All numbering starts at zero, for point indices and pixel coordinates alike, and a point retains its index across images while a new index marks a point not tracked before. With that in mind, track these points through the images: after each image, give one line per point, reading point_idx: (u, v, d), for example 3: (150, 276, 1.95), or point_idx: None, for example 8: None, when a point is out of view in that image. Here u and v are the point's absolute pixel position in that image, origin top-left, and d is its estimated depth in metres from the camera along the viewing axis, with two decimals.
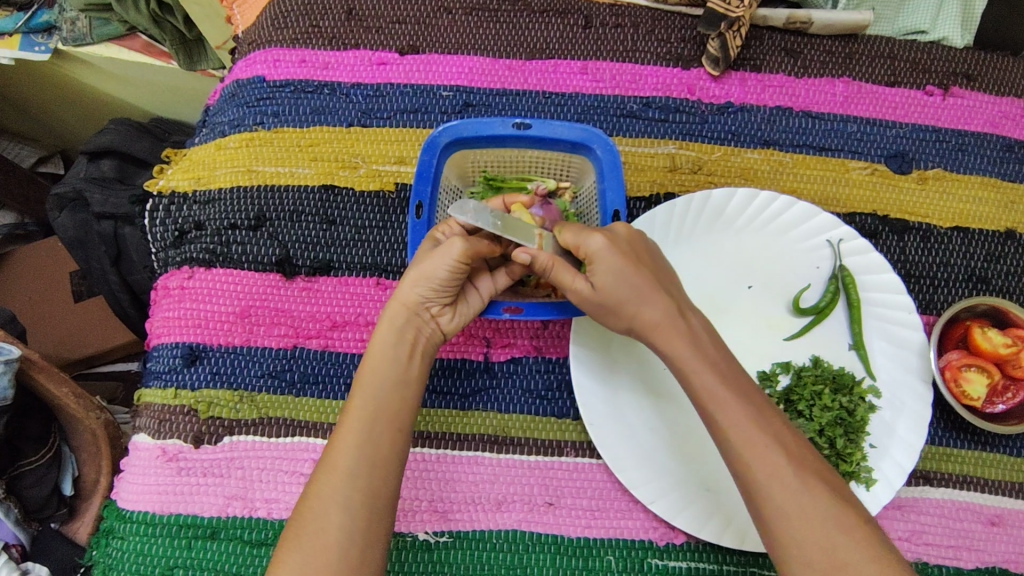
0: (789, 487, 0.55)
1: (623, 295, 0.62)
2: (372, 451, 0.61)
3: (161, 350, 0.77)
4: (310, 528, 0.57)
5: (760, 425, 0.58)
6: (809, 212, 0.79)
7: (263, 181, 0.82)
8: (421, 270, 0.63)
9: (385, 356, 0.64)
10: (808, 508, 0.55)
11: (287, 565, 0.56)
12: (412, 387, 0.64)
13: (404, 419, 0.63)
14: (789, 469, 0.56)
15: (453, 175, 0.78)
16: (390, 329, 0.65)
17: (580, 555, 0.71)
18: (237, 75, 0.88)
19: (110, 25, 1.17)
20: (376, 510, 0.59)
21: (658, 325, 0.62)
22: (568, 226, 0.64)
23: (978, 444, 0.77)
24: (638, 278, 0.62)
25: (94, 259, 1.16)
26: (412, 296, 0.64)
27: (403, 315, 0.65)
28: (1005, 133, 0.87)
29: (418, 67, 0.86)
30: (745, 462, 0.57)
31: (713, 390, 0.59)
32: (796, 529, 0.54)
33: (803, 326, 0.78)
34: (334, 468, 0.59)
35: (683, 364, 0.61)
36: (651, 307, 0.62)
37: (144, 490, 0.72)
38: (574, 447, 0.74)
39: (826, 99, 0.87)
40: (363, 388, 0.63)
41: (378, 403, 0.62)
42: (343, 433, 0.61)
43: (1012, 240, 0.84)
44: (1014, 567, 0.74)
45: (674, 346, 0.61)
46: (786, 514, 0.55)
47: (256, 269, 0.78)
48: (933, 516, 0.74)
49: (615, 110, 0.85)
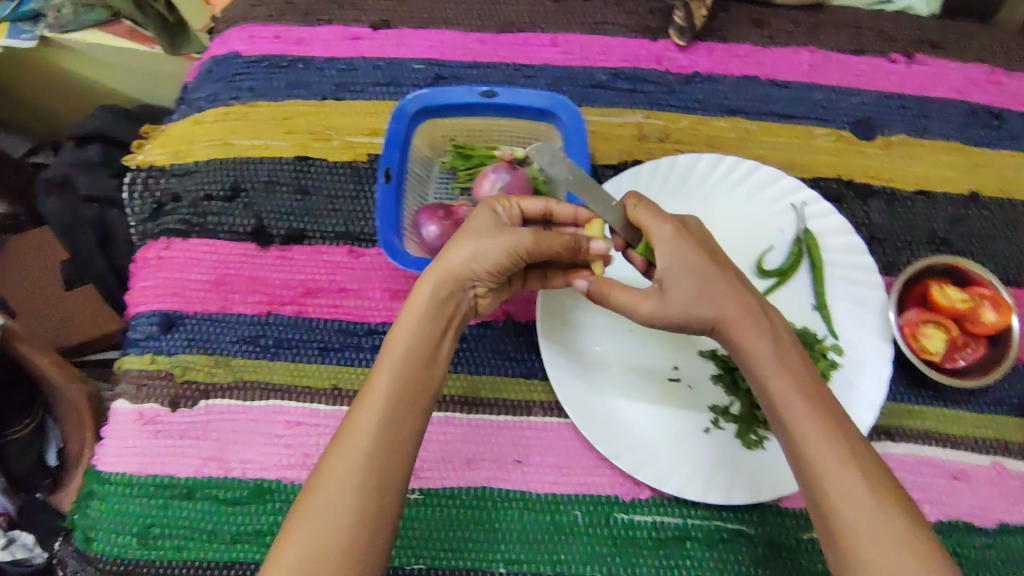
0: (856, 496, 0.54)
1: (699, 288, 0.62)
2: (394, 429, 0.58)
3: (137, 318, 0.78)
4: (323, 505, 0.55)
5: (830, 431, 0.57)
6: (773, 176, 0.81)
7: (238, 154, 0.83)
8: (481, 246, 0.61)
9: (417, 327, 0.61)
10: (875, 525, 0.53)
11: (297, 541, 0.54)
12: (438, 366, 0.62)
13: (428, 399, 0.60)
14: (861, 481, 0.55)
15: (425, 145, 0.81)
16: (431, 303, 0.61)
17: (547, 510, 0.72)
18: (214, 51, 0.89)
19: (94, 12, 1.21)
20: (389, 491, 0.56)
21: (736, 324, 0.62)
22: (642, 202, 0.65)
23: (937, 401, 0.79)
24: (709, 276, 0.63)
25: (81, 243, 1.17)
26: (466, 267, 0.62)
27: (449, 286, 0.62)
28: (970, 98, 0.89)
29: (390, 41, 0.87)
30: (815, 470, 0.56)
31: (788, 403, 0.59)
32: (862, 543, 0.53)
33: (766, 287, 0.79)
34: (354, 443, 0.56)
35: (759, 362, 0.61)
36: (723, 302, 0.62)
37: (123, 452, 0.74)
38: (542, 407, 0.76)
39: (791, 67, 0.88)
40: (392, 360, 0.60)
41: (405, 379, 0.59)
42: (365, 409, 0.58)
43: (976, 202, 0.85)
44: (977, 521, 0.75)
45: (751, 342, 0.61)
46: (858, 531, 0.53)
47: (231, 238, 0.80)
48: (896, 471, 0.76)
49: (584, 82, 0.86)
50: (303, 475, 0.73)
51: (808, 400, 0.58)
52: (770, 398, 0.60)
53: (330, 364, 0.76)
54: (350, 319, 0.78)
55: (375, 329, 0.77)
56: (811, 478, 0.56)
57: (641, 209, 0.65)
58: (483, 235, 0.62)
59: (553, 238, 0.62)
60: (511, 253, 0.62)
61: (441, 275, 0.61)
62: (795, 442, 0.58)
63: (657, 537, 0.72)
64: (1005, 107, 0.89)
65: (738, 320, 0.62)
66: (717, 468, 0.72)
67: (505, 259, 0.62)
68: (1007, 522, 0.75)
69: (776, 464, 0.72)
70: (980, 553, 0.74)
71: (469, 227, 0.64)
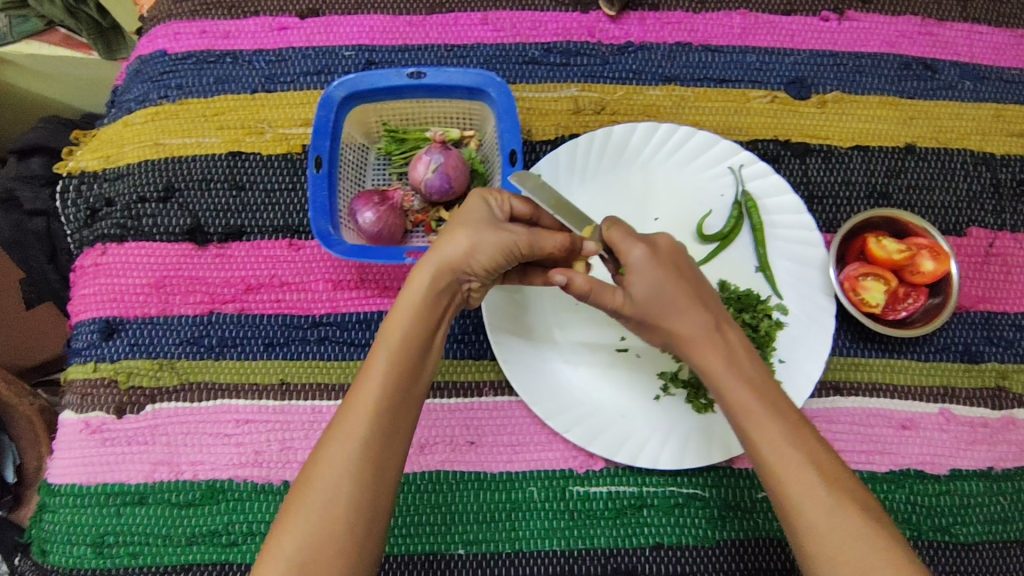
0: (823, 505, 0.53)
1: (661, 309, 0.59)
2: (388, 421, 0.57)
3: (78, 327, 0.77)
4: (318, 497, 0.54)
5: (795, 444, 0.55)
6: (710, 140, 0.81)
7: (170, 153, 0.82)
8: (478, 240, 0.59)
9: (412, 317, 0.58)
10: (837, 531, 0.53)
11: (293, 532, 0.54)
12: (431, 354, 0.61)
13: (421, 388, 0.60)
14: (824, 489, 0.54)
15: (358, 132, 0.80)
16: (429, 294, 0.59)
17: (503, 489, 0.73)
18: (140, 51, 0.87)
19: (30, 22, 1.13)
20: (384, 482, 0.56)
21: (695, 341, 0.59)
22: (616, 224, 0.60)
23: (885, 351, 0.79)
24: (676, 298, 0.59)
25: (31, 259, 1.03)
26: (463, 260, 0.59)
27: (446, 276, 0.59)
28: (902, 51, 0.89)
29: (318, 29, 0.86)
30: (779, 483, 0.55)
31: (749, 418, 0.57)
32: (826, 550, 0.53)
33: (708, 252, 0.80)
34: (349, 435, 0.56)
35: (716, 378, 0.58)
36: (686, 320, 0.59)
37: (71, 463, 0.73)
38: (493, 386, 0.76)
39: (724, 32, 0.88)
40: (388, 350, 0.58)
41: (400, 370, 0.58)
42: (360, 400, 0.57)
43: (912, 154, 0.86)
44: (927, 468, 0.76)
45: (709, 359, 0.59)
46: (823, 540, 0.53)
47: (168, 239, 0.79)
48: (845, 424, 0.77)
49: (517, 58, 0.86)
50: (254, 473, 0.72)
51: (767, 413, 0.56)
52: (733, 413, 0.58)
53: (276, 359, 0.75)
54: (294, 313, 0.77)
55: (320, 321, 0.77)
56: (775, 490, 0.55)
57: (613, 233, 0.60)
58: (477, 228, 0.59)
59: (547, 239, 0.60)
60: (508, 251, 0.60)
61: (439, 266, 0.59)
62: (759, 457, 0.56)
63: (613, 507, 0.73)
64: (937, 57, 0.89)
65: (698, 338, 0.59)
66: (668, 435, 0.73)
67: (501, 257, 0.60)
68: (957, 467, 0.77)
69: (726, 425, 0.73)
70: (932, 499, 0.76)
71: (466, 218, 0.61)
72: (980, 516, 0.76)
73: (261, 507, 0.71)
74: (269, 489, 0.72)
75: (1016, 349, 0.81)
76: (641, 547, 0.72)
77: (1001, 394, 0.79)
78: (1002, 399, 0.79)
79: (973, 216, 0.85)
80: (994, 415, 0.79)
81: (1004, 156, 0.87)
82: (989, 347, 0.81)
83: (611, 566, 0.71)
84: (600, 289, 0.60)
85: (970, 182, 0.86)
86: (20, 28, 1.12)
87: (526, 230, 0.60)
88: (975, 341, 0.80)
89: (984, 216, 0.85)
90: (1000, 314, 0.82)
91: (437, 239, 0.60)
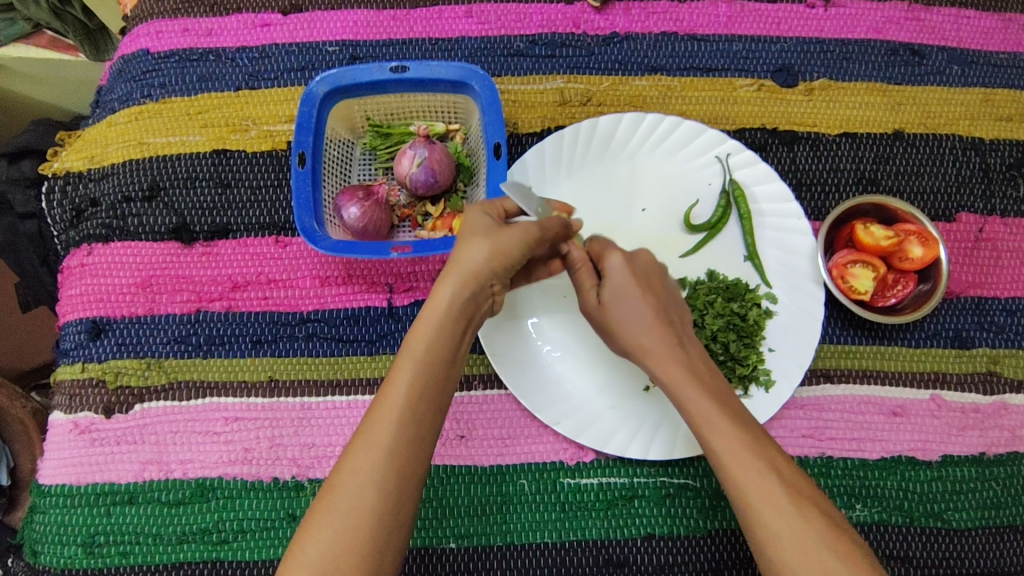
0: (782, 511, 0.53)
1: (623, 316, 0.63)
2: (413, 430, 0.55)
3: (66, 328, 0.77)
4: (340, 504, 0.52)
5: (754, 450, 0.55)
6: (696, 130, 0.80)
7: (155, 152, 0.81)
8: (499, 243, 0.60)
9: (439, 325, 0.57)
10: (794, 541, 0.52)
11: (315, 539, 0.51)
12: (457, 366, 0.59)
13: (447, 397, 0.58)
14: (785, 497, 0.53)
15: (342, 128, 0.80)
16: (455, 302, 0.58)
17: (493, 482, 0.72)
18: (123, 51, 0.86)
19: (16, 25, 1.09)
20: (408, 492, 0.54)
21: (651, 351, 0.61)
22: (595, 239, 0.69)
23: (875, 338, 0.79)
24: (636, 308, 0.62)
25: (25, 261, 1.02)
26: (485, 267, 0.59)
27: (471, 285, 0.58)
28: (889, 37, 0.89)
29: (302, 25, 0.85)
30: (736, 490, 0.55)
31: (705, 427, 0.57)
32: (789, 559, 0.52)
33: (696, 242, 0.79)
34: (373, 441, 0.54)
35: (673, 385, 0.60)
36: (646, 329, 0.62)
37: (60, 464, 0.73)
38: (482, 380, 0.75)
39: (709, 20, 0.88)
40: (415, 357, 0.56)
41: (429, 376, 0.56)
42: (386, 407, 0.55)
43: (900, 140, 0.85)
44: (918, 455, 0.76)
45: (667, 367, 0.60)
46: (780, 549, 0.52)
47: (154, 239, 0.79)
48: (836, 411, 0.76)
49: (502, 50, 0.85)
50: (244, 470, 0.72)
51: (722, 422, 0.57)
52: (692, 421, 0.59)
53: (264, 357, 0.75)
54: (282, 310, 0.77)
55: (307, 317, 0.77)
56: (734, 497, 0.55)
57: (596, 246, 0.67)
58: (492, 234, 0.60)
59: (553, 222, 0.64)
60: (526, 244, 0.61)
61: (462, 276, 0.58)
62: (717, 463, 0.56)
63: (605, 498, 0.72)
64: (924, 43, 0.89)
65: (654, 344, 0.61)
66: (658, 426, 0.72)
67: (522, 252, 0.61)
68: (949, 453, 0.77)
69: None
70: (924, 486, 0.76)
71: (468, 232, 0.62)
72: (972, 501, 0.75)
73: (252, 503, 0.71)
74: (259, 486, 0.72)
75: (1006, 334, 0.81)
76: (632, 538, 0.72)
77: (992, 378, 0.79)
78: (994, 384, 0.79)
79: (962, 201, 0.84)
80: (986, 401, 0.79)
81: (993, 140, 0.87)
82: (979, 333, 0.80)
83: (603, 557, 0.71)
84: (581, 272, 0.67)
85: (959, 167, 0.85)
86: (7, 31, 1.08)
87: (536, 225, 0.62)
88: (966, 326, 0.80)
89: (974, 201, 0.85)
90: (991, 299, 0.81)
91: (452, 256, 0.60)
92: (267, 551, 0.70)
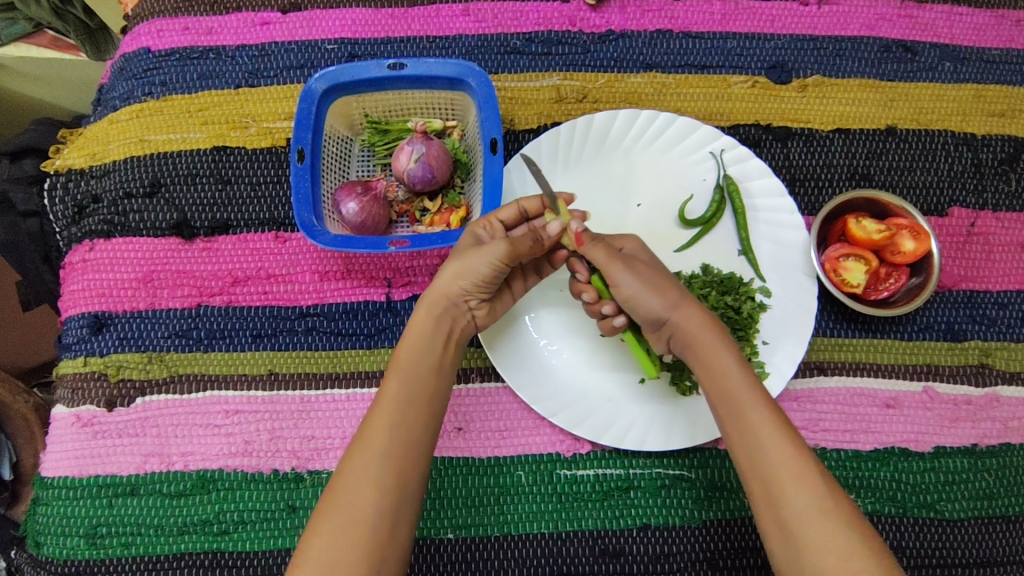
0: (816, 492, 0.55)
1: (662, 290, 0.64)
2: (406, 433, 0.60)
3: (68, 323, 0.78)
4: (344, 504, 0.57)
5: (790, 435, 0.58)
6: (690, 126, 0.81)
7: (156, 149, 0.82)
8: (463, 264, 0.63)
9: (420, 340, 0.64)
10: (818, 516, 0.55)
11: (322, 538, 0.55)
12: (443, 375, 0.65)
13: (436, 403, 0.63)
14: (815, 473, 0.56)
15: (341, 125, 0.81)
16: (429, 319, 0.65)
17: (490, 473, 0.73)
18: (123, 49, 0.87)
19: (17, 25, 1.10)
20: (407, 489, 0.58)
21: (693, 330, 0.63)
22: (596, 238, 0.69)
23: (868, 331, 0.80)
24: (674, 283, 0.66)
25: (27, 259, 1.03)
26: (452, 287, 0.64)
27: (441, 303, 0.65)
28: (882, 34, 0.90)
29: (300, 23, 0.86)
30: (773, 464, 0.57)
31: (738, 400, 0.60)
32: (814, 534, 0.54)
33: (691, 236, 0.80)
34: (369, 446, 0.59)
35: (717, 363, 0.61)
36: (689, 310, 0.63)
37: (62, 456, 0.74)
38: (479, 373, 0.76)
39: (704, 18, 0.89)
40: (400, 370, 0.63)
41: (413, 385, 0.62)
42: (378, 416, 0.60)
43: (893, 136, 0.86)
44: (911, 446, 0.77)
45: (712, 347, 0.62)
46: (808, 522, 0.54)
47: (155, 234, 0.80)
48: (829, 403, 0.77)
49: (499, 48, 0.86)
50: (244, 462, 0.73)
51: (755, 398, 0.60)
52: (723, 395, 0.61)
53: (264, 350, 0.76)
54: (281, 305, 0.78)
55: (307, 311, 0.78)
56: (762, 469, 0.57)
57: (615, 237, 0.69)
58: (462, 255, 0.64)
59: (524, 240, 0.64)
60: (496, 263, 0.63)
61: (432, 297, 0.65)
62: (752, 441, 0.58)
63: (601, 489, 0.73)
64: (917, 39, 0.90)
65: (697, 322, 0.63)
66: (653, 418, 0.74)
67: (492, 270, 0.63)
68: (942, 444, 0.77)
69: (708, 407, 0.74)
70: (917, 477, 0.76)
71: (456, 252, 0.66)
72: (965, 492, 0.76)
73: (252, 495, 0.72)
74: (259, 478, 0.73)
75: (998, 327, 0.82)
76: (628, 528, 0.73)
77: (984, 371, 0.80)
78: (986, 376, 0.80)
79: (955, 196, 0.85)
80: (978, 393, 0.79)
81: (986, 135, 0.88)
82: (971, 326, 0.81)
83: (598, 547, 0.72)
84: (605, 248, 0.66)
85: (951, 162, 0.86)
86: (7, 30, 1.09)
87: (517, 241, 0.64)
88: (958, 319, 0.81)
89: (965, 196, 0.86)
90: (983, 293, 0.82)
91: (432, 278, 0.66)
92: (267, 542, 0.71)
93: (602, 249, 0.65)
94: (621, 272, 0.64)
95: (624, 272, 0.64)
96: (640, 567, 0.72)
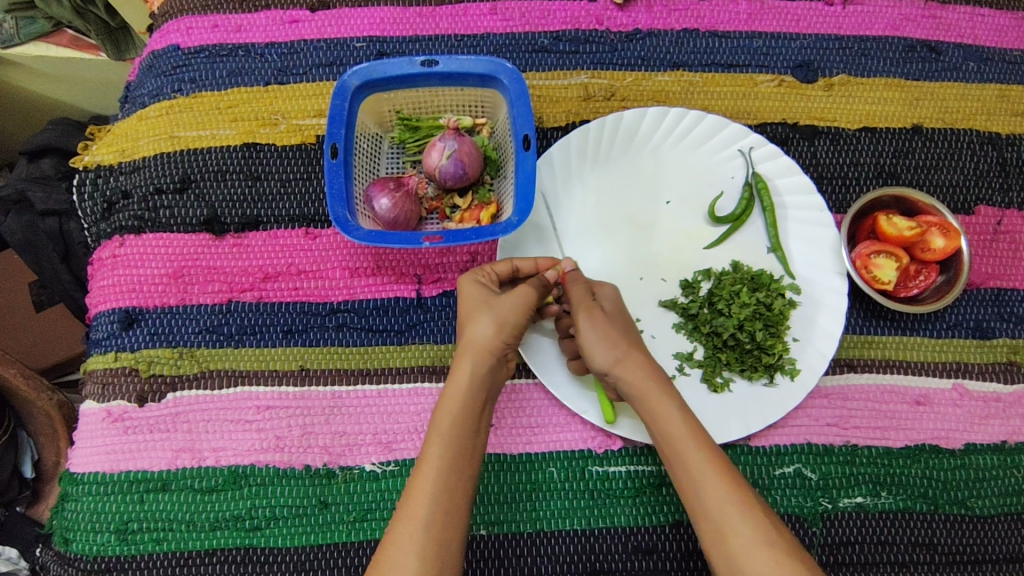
0: (758, 535, 0.57)
1: (615, 342, 0.66)
2: (450, 500, 0.60)
3: (98, 319, 0.78)
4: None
5: (730, 480, 0.60)
6: (719, 124, 0.81)
7: (185, 146, 0.82)
8: (501, 313, 0.66)
9: (463, 400, 0.64)
10: (763, 548, 0.56)
11: None
12: (481, 438, 0.65)
13: (475, 469, 0.63)
14: (754, 507, 0.59)
15: (372, 122, 0.81)
16: (474, 375, 0.65)
17: (523, 469, 0.73)
18: (152, 46, 0.87)
19: (37, 23, 1.07)
20: (448, 561, 0.57)
21: (640, 385, 0.65)
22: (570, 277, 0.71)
23: (897, 329, 0.80)
24: (628, 338, 0.68)
25: (44, 260, 1.00)
26: (493, 338, 0.66)
27: (486, 358, 0.66)
28: (907, 34, 0.90)
29: (329, 21, 0.87)
30: (714, 502, 0.59)
31: (683, 447, 0.62)
32: (761, 563, 0.56)
33: (721, 234, 0.81)
34: (410, 515, 0.58)
35: (658, 412, 0.64)
36: (634, 365, 0.66)
37: (93, 451, 0.73)
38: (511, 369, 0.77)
39: (730, 17, 0.89)
40: (442, 436, 0.62)
41: (455, 450, 0.62)
42: (420, 483, 0.60)
43: (919, 134, 0.87)
44: (942, 444, 0.77)
45: (656, 400, 0.64)
46: (753, 558, 0.56)
47: (184, 230, 0.80)
48: (859, 400, 0.77)
49: (526, 47, 0.87)
50: (275, 458, 0.73)
51: (698, 443, 0.62)
52: (669, 442, 0.63)
53: (295, 346, 0.76)
54: (311, 300, 0.78)
55: (337, 307, 0.78)
56: (709, 509, 0.59)
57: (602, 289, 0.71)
58: (494, 306, 0.67)
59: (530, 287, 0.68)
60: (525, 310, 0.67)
61: (477, 351, 0.66)
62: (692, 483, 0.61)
63: (633, 486, 0.73)
64: (941, 39, 0.90)
65: (641, 377, 0.65)
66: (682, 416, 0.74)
67: (523, 316, 0.67)
68: (972, 441, 0.78)
69: (743, 405, 0.74)
70: (948, 474, 0.76)
71: (471, 301, 0.68)
72: (995, 489, 0.76)
73: (283, 492, 0.72)
74: (291, 474, 0.73)
75: None
76: (661, 525, 0.73)
77: (1013, 368, 0.80)
78: (1015, 373, 0.80)
79: (981, 195, 0.86)
80: (1007, 390, 0.80)
81: (1010, 135, 0.88)
82: (1000, 323, 0.81)
83: (631, 544, 0.72)
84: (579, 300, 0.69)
85: (977, 161, 0.87)
86: (27, 30, 1.07)
87: (527, 288, 0.68)
88: (986, 317, 0.81)
89: (992, 195, 0.86)
90: (1010, 291, 0.82)
91: (462, 329, 0.68)
92: (300, 538, 0.71)
93: (581, 289, 0.70)
94: (583, 317, 0.67)
95: (586, 318, 0.67)
96: (673, 563, 0.72)
